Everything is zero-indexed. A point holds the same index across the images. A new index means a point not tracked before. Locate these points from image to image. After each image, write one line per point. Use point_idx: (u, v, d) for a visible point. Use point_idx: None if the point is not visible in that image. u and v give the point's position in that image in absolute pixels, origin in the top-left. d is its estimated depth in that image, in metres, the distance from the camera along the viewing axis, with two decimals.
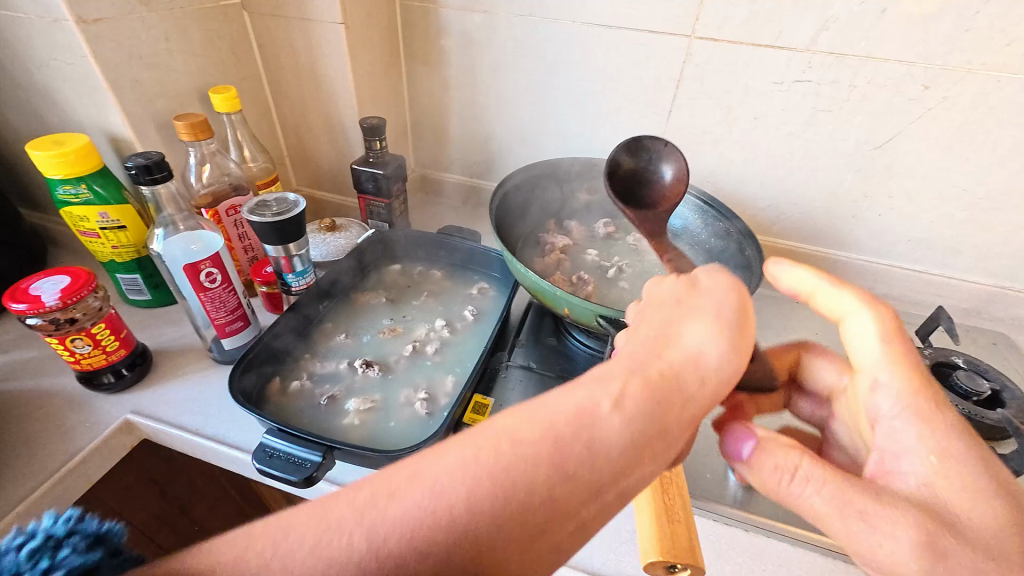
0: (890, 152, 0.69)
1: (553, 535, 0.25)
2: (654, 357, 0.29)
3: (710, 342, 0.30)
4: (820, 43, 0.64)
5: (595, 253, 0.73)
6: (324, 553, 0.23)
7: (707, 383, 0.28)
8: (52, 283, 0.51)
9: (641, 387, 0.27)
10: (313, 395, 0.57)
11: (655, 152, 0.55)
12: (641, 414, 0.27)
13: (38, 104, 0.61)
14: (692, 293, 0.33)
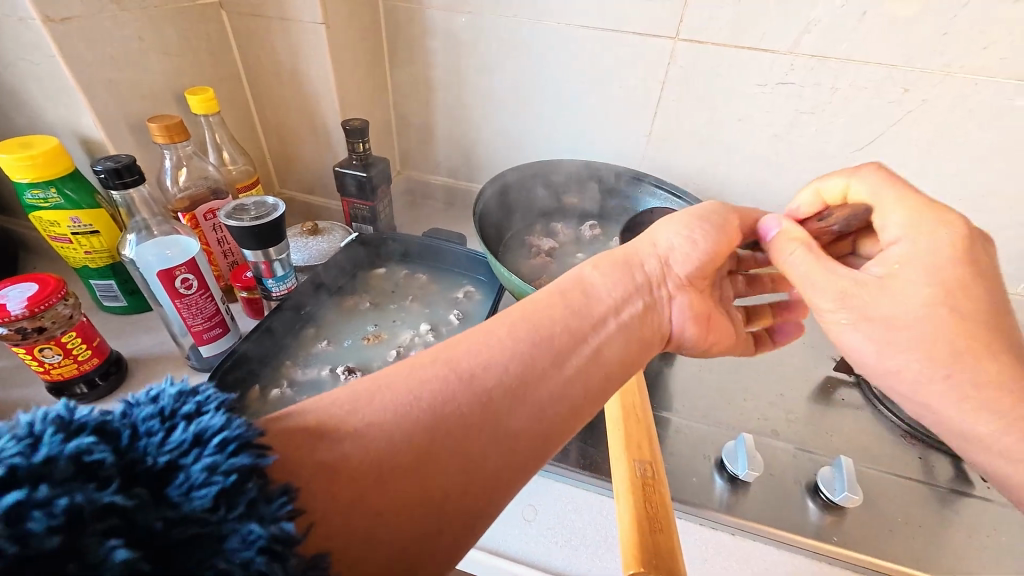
0: (872, 154, 0.70)
1: (579, 355, 0.35)
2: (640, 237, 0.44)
3: (672, 229, 0.44)
4: (802, 45, 0.65)
5: (582, 256, 0.72)
6: (419, 373, 0.31)
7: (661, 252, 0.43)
8: (19, 291, 0.49)
9: (615, 259, 0.42)
10: (293, 403, 0.55)
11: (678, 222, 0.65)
12: (624, 270, 0.41)
13: (5, 105, 0.59)
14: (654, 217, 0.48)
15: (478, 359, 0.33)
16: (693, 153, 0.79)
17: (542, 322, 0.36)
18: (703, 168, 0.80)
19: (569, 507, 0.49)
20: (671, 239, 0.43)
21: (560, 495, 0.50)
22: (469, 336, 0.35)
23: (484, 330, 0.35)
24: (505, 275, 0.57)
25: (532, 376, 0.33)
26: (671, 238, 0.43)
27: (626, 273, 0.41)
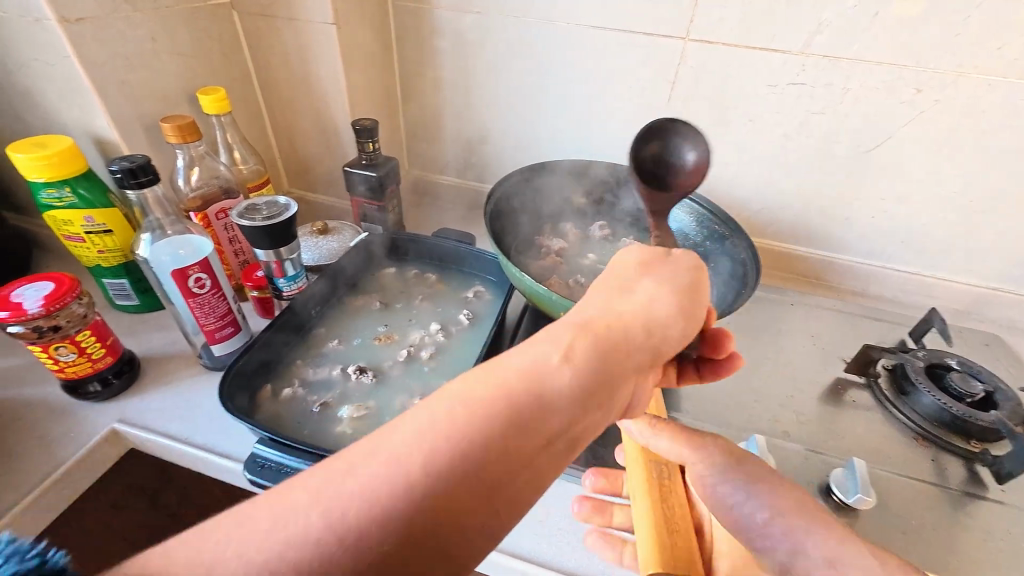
0: (881, 155, 0.70)
1: (513, 485, 0.28)
2: (616, 288, 0.35)
3: (658, 291, 0.34)
4: (813, 46, 0.64)
5: (593, 256, 0.72)
6: (290, 530, 0.24)
7: (642, 315, 0.33)
8: (35, 290, 0.49)
9: (586, 321, 0.32)
10: (305, 403, 0.55)
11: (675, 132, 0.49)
12: (599, 345, 0.31)
13: (19, 106, 0.59)
14: (659, 260, 0.37)
15: (375, 498, 0.25)
16: None
17: (472, 434, 0.27)
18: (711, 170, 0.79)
19: None
20: (655, 300, 0.34)
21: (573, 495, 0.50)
22: (373, 459, 0.26)
23: (394, 451, 0.27)
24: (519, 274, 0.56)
25: (446, 524, 0.26)
26: (657, 299, 0.34)
27: (598, 347, 0.31)
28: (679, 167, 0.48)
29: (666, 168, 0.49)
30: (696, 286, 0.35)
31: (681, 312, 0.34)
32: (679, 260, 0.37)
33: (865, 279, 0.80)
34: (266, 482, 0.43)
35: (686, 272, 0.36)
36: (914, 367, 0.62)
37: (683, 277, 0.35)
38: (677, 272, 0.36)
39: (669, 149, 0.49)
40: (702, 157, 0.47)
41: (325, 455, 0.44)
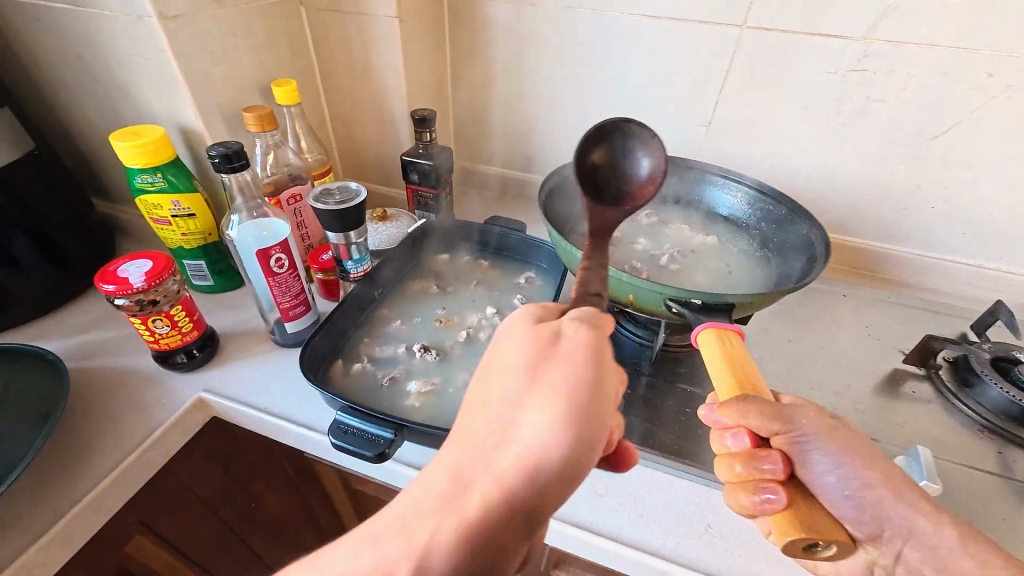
0: (947, 142, 0.68)
1: None
2: (497, 415, 0.31)
3: (542, 418, 0.30)
4: (877, 31, 0.63)
5: (644, 242, 0.70)
6: None
7: (523, 458, 0.29)
8: (136, 266, 0.54)
9: (462, 465, 0.30)
10: (375, 377, 0.58)
11: (637, 138, 0.46)
12: (476, 508, 0.29)
13: (114, 99, 0.64)
14: (546, 364, 0.32)
15: None
16: (753, 142, 0.78)
17: None
18: (763, 160, 0.79)
19: (642, 484, 0.51)
20: (539, 433, 0.30)
21: (632, 474, 0.51)
22: None
23: None
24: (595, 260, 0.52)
25: None
26: (541, 432, 0.30)
27: (474, 512, 0.29)
28: (634, 174, 0.46)
29: (615, 176, 0.46)
30: (587, 397, 0.30)
31: (570, 438, 0.29)
32: (571, 354, 0.32)
33: (922, 271, 0.78)
34: (351, 446, 0.46)
35: (577, 370, 0.31)
36: (979, 359, 0.60)
37: (575, 387, 0.31)
38: (560, 380, 0.31)
39: (617, 160, 0.47)
40: (656, 168, 0.45)
41: (404, 423, 0.47)
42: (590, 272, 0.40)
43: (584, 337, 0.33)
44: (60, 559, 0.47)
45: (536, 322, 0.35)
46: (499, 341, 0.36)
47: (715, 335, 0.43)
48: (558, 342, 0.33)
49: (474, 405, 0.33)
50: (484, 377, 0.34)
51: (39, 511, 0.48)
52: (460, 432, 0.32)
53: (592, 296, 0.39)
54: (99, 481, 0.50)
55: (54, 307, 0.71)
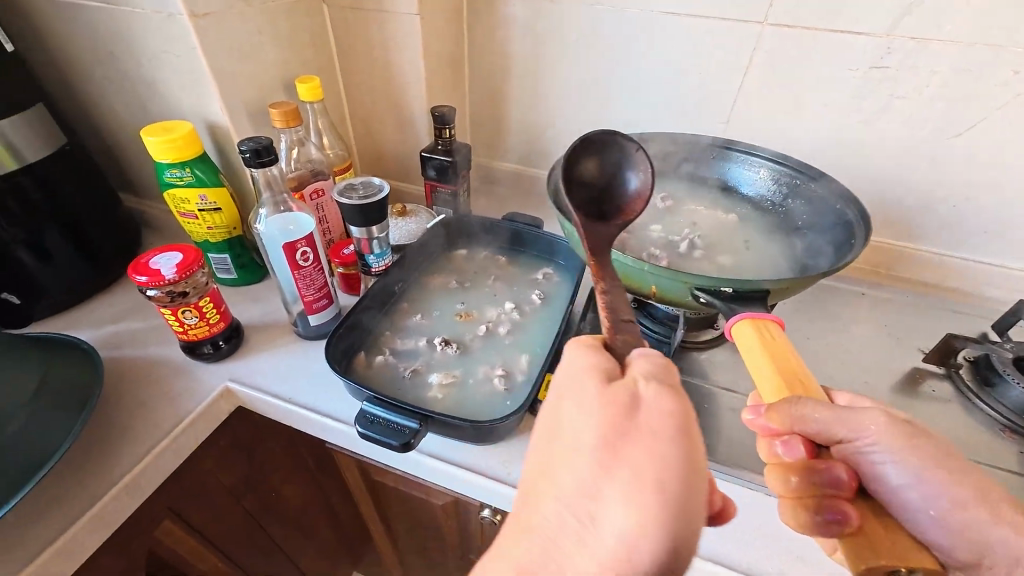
0: (970, 140, 0.67)
1: None
2: (571, 500, 0.29)
3: (624, 513, 0.27)
4: (901, 28, 0.63)
5: (658, 228, 0.70)
6: None
7: (606, 560, 0.27)
8: (167, 258, 0.55)
9: (533, 559, 0.28)
10: (397, 369, 0.59)
11: (626, 154, 0.44)
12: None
13: (143, 95, 0.66)
14: (632, 429, 0.29)
15: None
16: (771, 140, 0.78)
17: None
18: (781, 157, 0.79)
19: None
20: (622, 532, 0.27)
21: None
22: None
23: None
24: (616, 253, 0.51)
25: None
26: (624, 528, 0.27)
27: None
28: (622, 192, 0.44)
29: (602, 191, 0.44)
30: (675, 487, 0.27)
31: (658, 539, 0.26)
32: (653, 430, 0.29)
33: (942, 270, 0.78)
34: (375, 435, 0.47)
35: (662, 452, 0.28)
36: (1001, 358, 0.60)
37: (660, 473, 0.28)
38: (650, 451, 0.28)
39: (604, 173, 0.44)
40: (645, 183, 0.43)
41: (429, 414, 0.48)
42: (612, 293, 0.37)
43: (667, 410, 0.30)
44: (97, 541, 0.49)
45: (606, 382, 0.32)
46: (569, 377, 0.33)
47: (751, 326, 0.41)
48: (637, 414, 0.30)
49: (543, 482, 0.30)
50: (552, 448, 0.32)
51: (76, 493, 0.49)
52: (527, 513, 0.30)
53: (626, 321, 0.36)
54: (132, 466, 0.52)
55: (84, 298, 0.73)
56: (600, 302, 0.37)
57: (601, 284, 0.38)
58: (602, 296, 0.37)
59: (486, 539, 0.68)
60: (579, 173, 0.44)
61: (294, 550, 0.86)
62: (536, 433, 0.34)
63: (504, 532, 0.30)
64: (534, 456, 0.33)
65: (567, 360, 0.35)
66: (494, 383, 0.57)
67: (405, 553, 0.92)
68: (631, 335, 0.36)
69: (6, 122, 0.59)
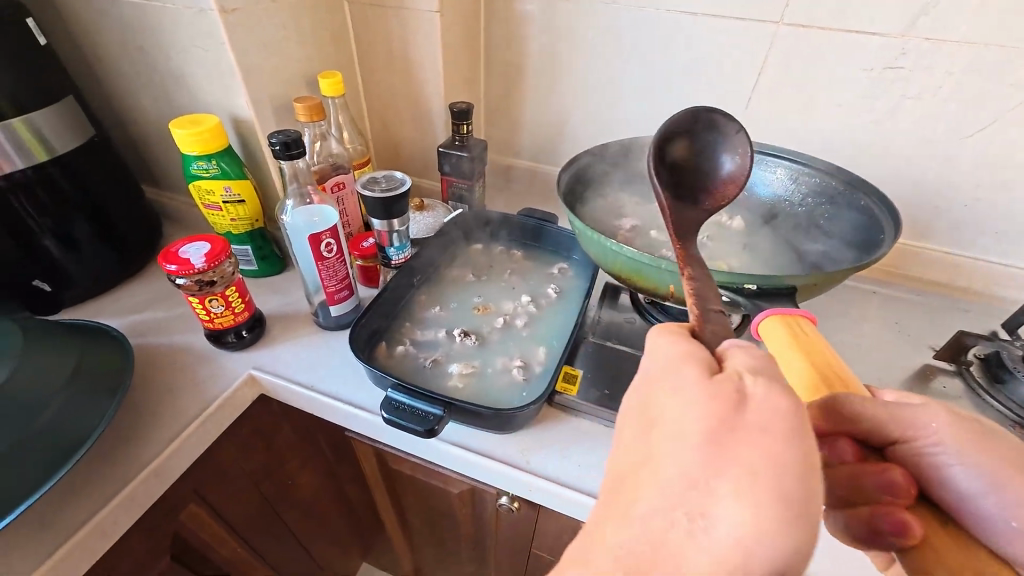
0: (983, 140, 0.68)
1: None
2: (675, 497, 0.26)
3: (738, 512, 0.24)
4: (916, 29, 0.64)
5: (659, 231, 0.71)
6: None
7: (720, 564, 0.23)
8: (196, 248, 0.56)
9: (637, 558, 0.25)
10: (417, 359, 0.60)
11: (722, 135, 0.44)
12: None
13: (170, 89, 0.67)
14: (742, 420, 0.26)
15: None
16: (784, 139, 0.79)
17: None
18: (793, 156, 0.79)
19: None
20: (737, 534, 0.24)
21: None
22: None
23: None
24: (635, 252, 0.52)
25: None
26: (739, 530, 0.24)
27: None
28: (717, 174, 0.43)
29: (696, 173, 0.44)
30: (796, 490, 0.24)
31: (779, 545, 0.23)
32: (767, 426, 0.26)
33: (952, 270, 0.79)
34: (402, 421, 0.48)
35: (778, 450, 0.25)
36: (1012, 357, 0.60)
37: (776, 472, 0.24)
38: (764, 444, 0.25)
39: (699, 155, 0.44)
40: (742, 166, 0.43)
41: (452, 402, 0.49)
42: (699, 280, 0.36)
43: (782, 405, 0.26)
44: (128, 521, 0.50)
45: (708, 374, 0.29)
46: (666, 362, 0.31)
47: (780, 322, 0.39)
48: (744, 409, 0.27)
49: (643, 477, 0.28)
50: (650, 443, 0.29)
51: (108, 474, 0.50)
52: (625, 508, 0.27)
53: (716, 311, 0.35)
54: (162, 450, 0.53)
55: (109, 287, 0.74)
56: (688, 288, 0.36)
57: (688, 271, 0.37)
58: (687, 282, 0.36)
59: (500, 527, 0.70)
60: (674, 155, 0.44)
61: (309, 536, 0.87)
62: (629, 429, 0.32)
63: (601, 524, 0.28)
64: (629, 451, 0.30)
65: (658, 353, 0.32)
66: (513, 373, 0.59)
67: (416, 542, 0.93)
68: (721, 325, 0.34)
69: (38, 113, 0.61)
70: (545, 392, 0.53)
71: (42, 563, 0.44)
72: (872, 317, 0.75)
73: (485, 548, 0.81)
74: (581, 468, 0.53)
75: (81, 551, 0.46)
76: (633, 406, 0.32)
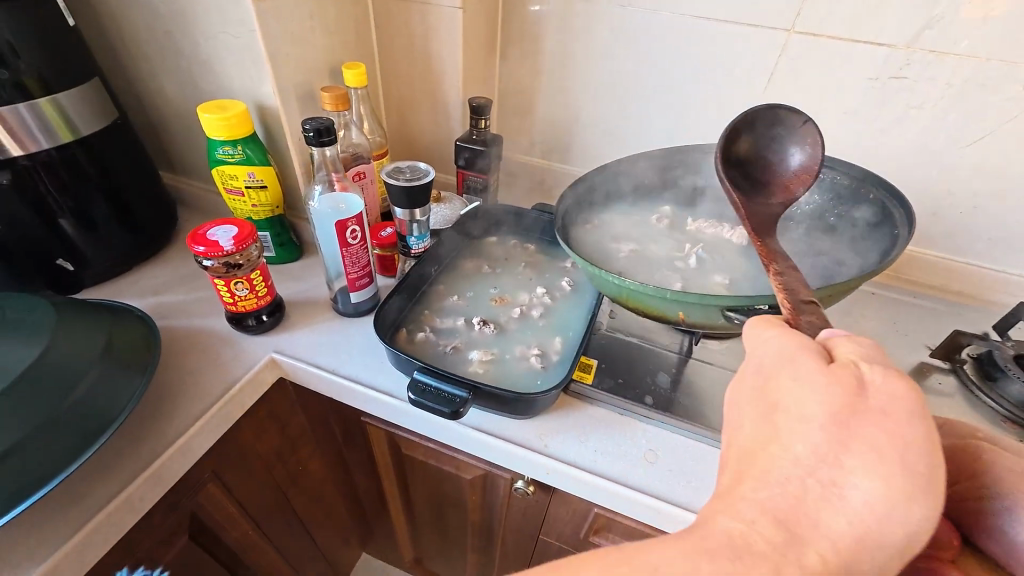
0: (981, 150, 0.71)
1: None
2: (809, 467, 0.29)
3: (873, 482, 0.28)
4: (921, 41, 0.67)
5: (659, 247, 0.70)
6: None
7: (857, 524, 0.27)
8: (224, 231, 0.57)
9: (778, 516, 0.28)
10: (437, 345, 0.62)
11: (790, 127, 0.49)
12: (806, 567, 0.27)
13: (196, 74, 0.68)
14: (863, 404, 0.30)
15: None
16: None
17: None
18: None
19: (689, 455, 0.55)
20: (871, 500, 0.28)
21: (667, 439, 0.57)
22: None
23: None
24: (635, 284, 0.51)
25: None
26: (872, 497, 0.28)
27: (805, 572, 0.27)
28: (785, 164, 0.49)
29: (764, 164, 0.50)
30: (921, 466, 0.28)
31: (906, 509, 0.27)
32: (891, 410, 0.29)
33: (946, 274, 0.82)
34: (427, 403, 0.51)
35: (902, 431, 0.29)
36: (1003, 355, 0.64)
37: (902, 449, 0.28)
38: (887, 425, 0.29)
39: (768, 150, 0.50)
40: (812, 155, 0.48)
41: (478, 386, 0.51)
42: (786, 275, 0.41)
43: (904, 393, 0.30)
44: (155, 495, 0.51)
45: (825, 362, 0.32)
46: (776, 351, 0.34)
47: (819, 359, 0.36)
48: (867, 394, 0.30)
49: (768, 448, 0.31)
50: (771, 420, 0.32)
51: (137, 449, 0.51)
52: (757, 474, 0.30)
53: (806, 299, 0.39)
54: (187, 428, 0.54)
55: (125, 269, 0.75)
56: (777, 283, 0.41)
57: (774, 266, 0.42)
58: (777, 278, 0.41)
59: (510, 512, 0.72)
60: (741, 151, 0.50)
61: (316, 523, 0.88)
62: (742, 407, 0.35)
63: (729, 487, 0.31)
64: (748, 426, 0.33)
65: (770, 343, 0.35)
66: (530, 361, 0.60)
67: (420, 530, 0.95)
68: (815, 315, 0.38)
69: (65, 93, 0.61)
70: (563, 378, 0.56)
71: (74, 534, 0.45)
72: (871, 318, 0.78)
73: (491, 535, 0.82)
74: (598, 453, 0.55)
75: (109, 524, 0.47)
76: (743, 387, 0.35)
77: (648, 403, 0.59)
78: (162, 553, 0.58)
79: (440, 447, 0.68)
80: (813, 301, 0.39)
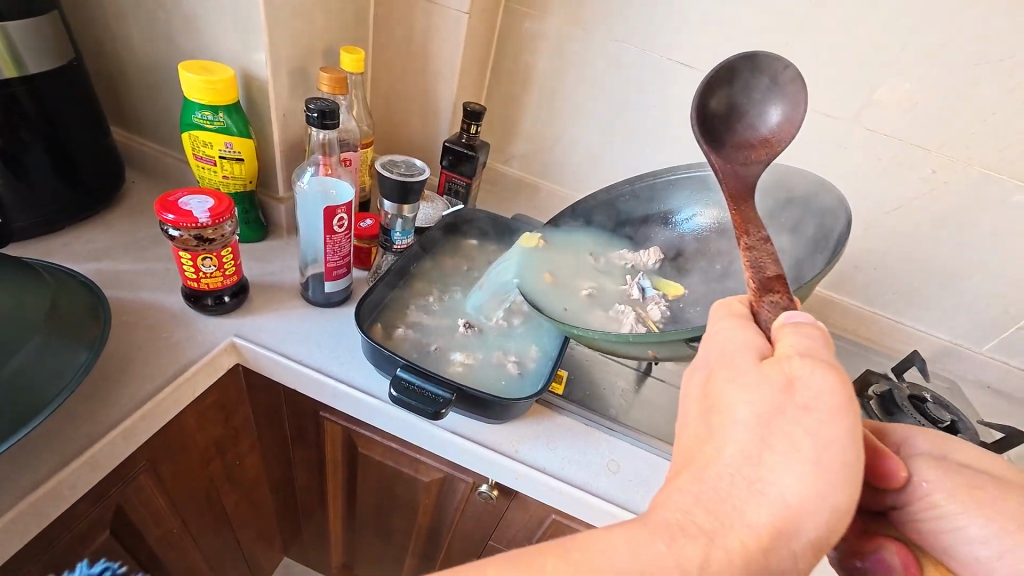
0: (896, 219, 0.82)
1: None
2: (738, 464, 0.32)
3: (793, 478, 0.30)
4: (862, 118, 0.76)
5: (608, 283, 0.68)
6: None
7: (777, 515, 0.30)
8: (199, 202, 0.53)
9: (710, 506, 0.31)
10: (417, 343, 0.64)
11: (772, 73, 0.51)
12: (730, 553, 0.29)
13: (177, 30, 0.63)
14: (795, 401, 0.32)
15: None
16: None
17: None
18: None
19: (645, 465, 0.59)
20: (788, 494, 0.30)
21: (630, 450, 0.60)
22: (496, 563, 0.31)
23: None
24: (601, 333, 0.54)
25: None
26: (790, 492, 0.30)
27: (730, 557, 0.29)
28: (768, 116, 0.51)
29: (745, 114, 0.51)
30: (836, 466, 0.30)
31: (821, 503, 0.30)
32: (813, 408, 0.31)
33: (863, 322, 0.93)
34: (412, 401, 0.52)
35: (821, 432, 0.31)
36: (900, 395, 0.74)
37: (823, 447, 0.31)
38: (809, 424, 0.31)
39: (749, 100, 0.51)
40: (794, 102, 0.50)
41: (462, 389, 0.53)
42: (756, 250, 0.43)
43: (829, 388, 0.32)
44: (88, 483, 0.47)
45: (762, 360, 0.35)
46: (721, 342, 0.37)
47: None
48: (793, 391, 0.32)
49: (705, 446, 0.34)
50: (708, 420, 0.35)
51: (72, 433, 0.47)
52: (694, 470, 0.33)
53: (771, 276, 0.41)
54: (131, 413, 0.50)
55: (58, 228, 0.66)
56: (745, 259, 0.43)
57: (746, 240, 0.44)
58: (746, 252, 0.43)
59: (463, 518, 0.72)
60: (721, 99, 0.51)
61: (242, 526, 0.82)
62: (687, 406, 0.38)
63: (672, 477, 0.34)
64: (692, 425, 0.36)
65: (721, 337, 0.38)
66: (507, 366, 0.63)
67: (358, 535, 0.91)
68: (779, 297, 0.40)
69: (18, 24, 0.54)
70: (545, 376, 0.60)
71: None
72: None
73: (435, 541, 0.81)
74: (567, 460, 0.57)
75: (31, 515, 0.43)
76: (690, 385, 0.38)
77: (612, 416, 0.62)
78: (79, 551, 0.52)
79: (402, 448, 0.67)
80: (779, 277, 0.41)
